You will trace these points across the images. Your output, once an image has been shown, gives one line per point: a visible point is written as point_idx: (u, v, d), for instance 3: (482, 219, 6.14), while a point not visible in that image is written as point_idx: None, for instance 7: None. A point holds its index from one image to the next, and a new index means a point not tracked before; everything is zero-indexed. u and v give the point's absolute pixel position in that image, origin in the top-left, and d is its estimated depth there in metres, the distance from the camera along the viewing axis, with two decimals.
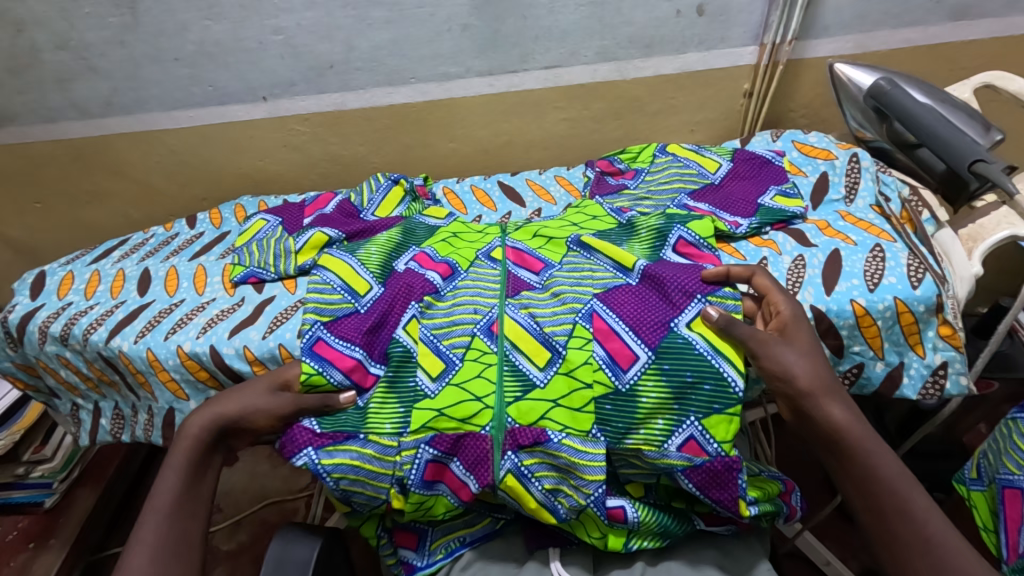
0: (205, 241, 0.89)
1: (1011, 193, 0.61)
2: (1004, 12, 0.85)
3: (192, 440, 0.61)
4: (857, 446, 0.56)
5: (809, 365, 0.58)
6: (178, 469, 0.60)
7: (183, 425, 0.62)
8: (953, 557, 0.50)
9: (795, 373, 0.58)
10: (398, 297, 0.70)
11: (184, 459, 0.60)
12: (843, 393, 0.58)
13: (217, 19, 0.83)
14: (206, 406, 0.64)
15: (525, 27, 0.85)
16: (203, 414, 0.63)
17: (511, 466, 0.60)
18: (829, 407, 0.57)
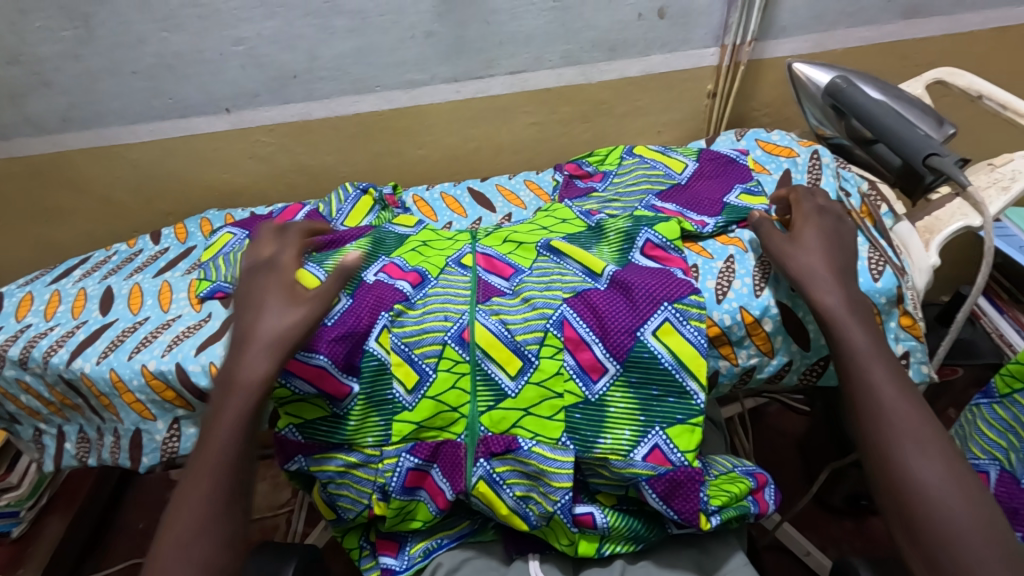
0: (170, 257, 0.87)
1: (964, 185, 0.63)
2: (952, 10, 0.88)
3: (241, 390, 0.58)
4: (836, 322, 0.58)
5: (811, 255, 0.62)
6: (226, 418, 0.57)
7: (229, 371, 0.60)
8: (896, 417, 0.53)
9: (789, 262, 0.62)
10: (367, 309, 0.68)
11: (233, 410, 0.57)
12: (836, 284, 0.60)
13: (175, 31, 0.82)
14: (245, 345, 0.61)
15: (490, 32, 0.85)
16: (246, 361, 0.60)
17: (483, 472, 0.64)
18: (816, 292, 0.60)
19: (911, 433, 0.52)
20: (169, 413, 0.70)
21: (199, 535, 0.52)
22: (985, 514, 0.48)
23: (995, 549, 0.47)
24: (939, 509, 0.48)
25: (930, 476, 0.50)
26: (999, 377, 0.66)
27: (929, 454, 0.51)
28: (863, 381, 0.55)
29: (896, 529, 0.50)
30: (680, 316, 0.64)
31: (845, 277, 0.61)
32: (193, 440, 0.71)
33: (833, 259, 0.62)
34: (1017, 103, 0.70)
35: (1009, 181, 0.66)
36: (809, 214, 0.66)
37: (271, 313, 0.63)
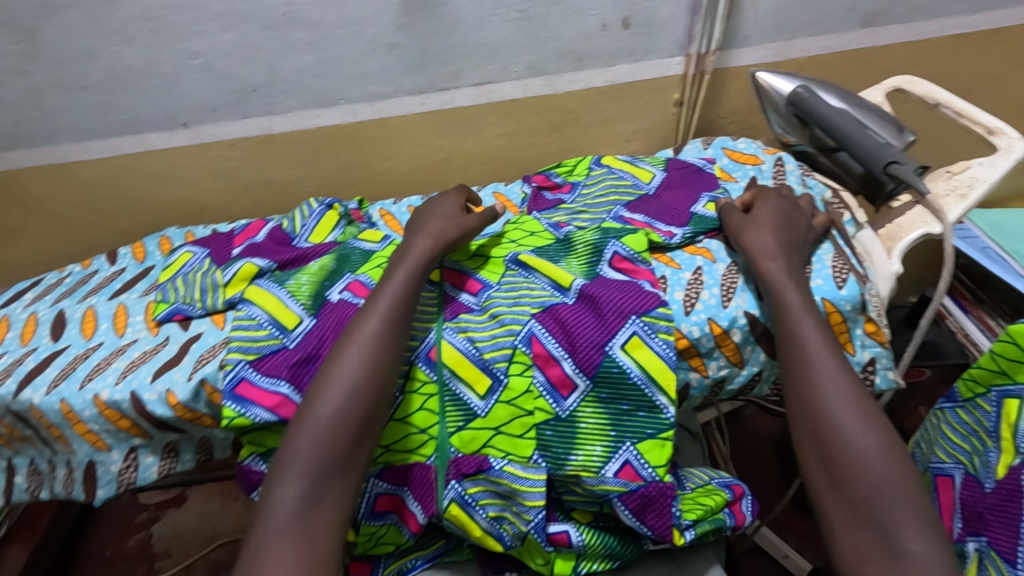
0: (127, 278, 0.84)
1: (923, 194, 0.64)
2: (909, 18, 0.89)
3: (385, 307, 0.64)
4: (775, 283, 0.63)
5: (763, 231, 0.67)
6: (371, 325, 0.63)
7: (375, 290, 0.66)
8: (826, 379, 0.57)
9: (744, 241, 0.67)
10: (330, 331, 0.67)
11: (375, 323, 0.63)
12: (786, 257, 0.65)
13: (126, 45, 0.79)
14: (392, 267, 0.68)
15: (453, 44, 0.84)
16: (395, 281, 0.66)
17: (454, 495, 0.62)
18: (766, 265, 0.64)
19: (835, 386, 0.57)
20: (125, 442, 0.68)
21: (333, 429, 0.58)
22: (896, 456, 0.53)
23: (903, 484, 0.52)
24: (856, 452, 0.54)
25: (849, 423, 0.55)
26: (961, 382, 0.66)
27: (849, 406, 0.56)
28: (795, 341, 0.60)
29: (817, 472, 0.55)
30: (648, 329, 0.64)
31: (790, 252, 0.65)
32: (153, 468, 0.69)
33: (782, 235, 0.67)
34: (972, 111, 0.72)
35: (967, 188, 0.67)
36: (764, 198, 0.71)
37: (419, 239, 0.70)
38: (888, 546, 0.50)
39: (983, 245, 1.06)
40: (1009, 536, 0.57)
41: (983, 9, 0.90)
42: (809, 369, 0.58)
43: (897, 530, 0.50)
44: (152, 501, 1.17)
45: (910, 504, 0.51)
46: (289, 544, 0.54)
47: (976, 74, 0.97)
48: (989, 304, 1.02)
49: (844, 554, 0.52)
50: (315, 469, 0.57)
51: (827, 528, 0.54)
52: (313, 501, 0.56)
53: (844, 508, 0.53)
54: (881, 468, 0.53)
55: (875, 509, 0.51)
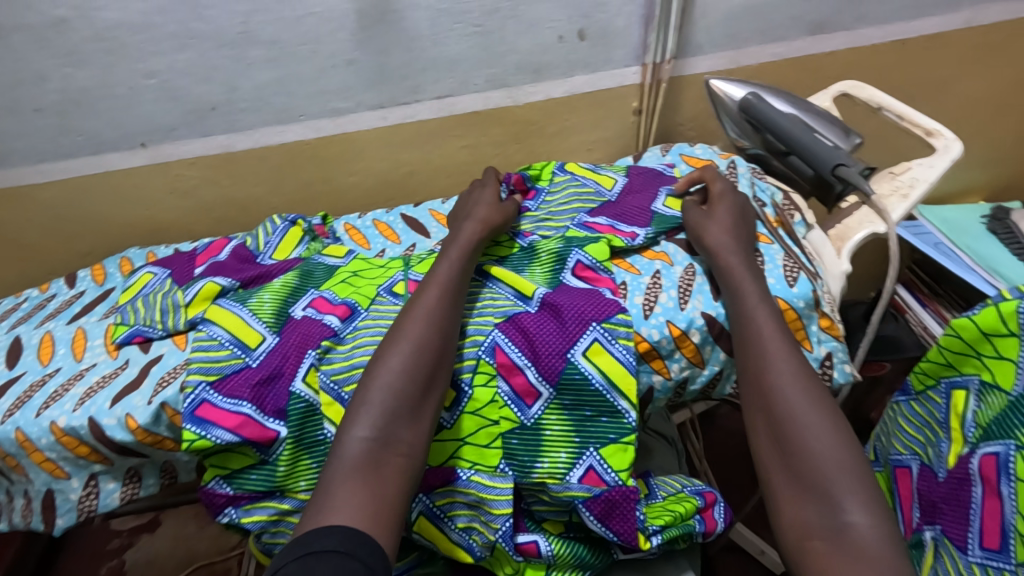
0: (86, 301, 0.82)
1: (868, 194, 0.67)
2: (854, 25, 0.93)
3: (445, 276, 0.67)
4: (731, 274, 0.65)
5: (723, 226, 0.69)
6: (434, 291, 0.65)
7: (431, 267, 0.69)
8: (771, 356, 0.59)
9: (704, 233, 0.69)
10: (293, 349, 0.65)
11: (435, 289, 0.65)
12: (745, 253, 0.67)
13: (79, 66, 0.78)
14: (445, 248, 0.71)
15: (412, 59, 0.85)
16: (451, 259, 0.69)
17: (422, 508, 0.63)
18: (727, 257, 0.66)
19: (786, 364, 0.58)
20: (84, 469, 0.66)
21: (403, 375, 0.59)
22: (842, 431, 0.54)
23: (848, 456, 0.52)
24: (804, 426, 0.54)
25: (797, 399, 0.56)
26: (914, 375, 0.68)
27: (797, 382, 0.57)
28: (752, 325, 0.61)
29: (766, 447, 0.56)
30: (608, 335, 0.64)
31: (746, 248, 0.68)
32: (115, 494, 0.68)
33: (740, 233, 0.69)
34: (913, 114, 0.74)
35: (908, 188, 0.69)
36: (725, 194, 0.72)
37: (465, 223, 0.74)
38: (833, 519, 0.50)
39: (936, 240, 1.10)
40: (960, 522, 0.58)
41: (923, 16, 0.94)
42: (763, 350, 0.59)
43: (841, 500, 0.50)
44: (125, 527, 1.11)
45: (854, 476, 0.51)
46: (359, 479, 0.53)
47: (922, 77, 1.01)
48: (945, 297, 1.08)
49: (788, 528, 0.52)
50: (382, 412, 0.57)
51: (773, 503, 0.53)
52: (384, 443, 0.56)
53: (790, 481, 0.53)
54: (827, 441, 0.53)
55: (820, 481, 0.51)
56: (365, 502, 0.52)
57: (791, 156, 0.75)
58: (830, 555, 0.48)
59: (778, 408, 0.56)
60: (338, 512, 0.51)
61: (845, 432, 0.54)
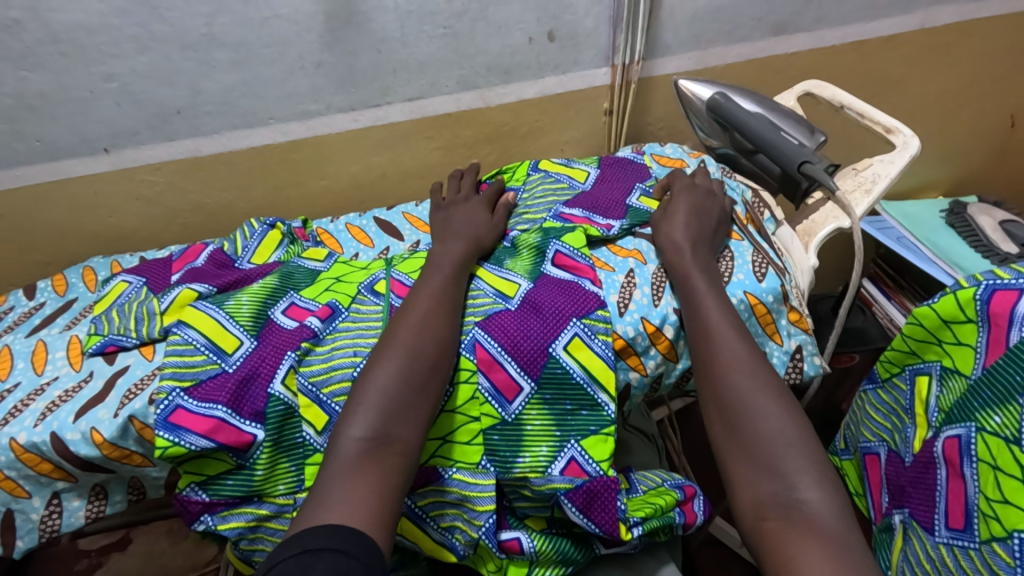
0: (47, 313, 0.79)
1: (833, 190, 0.68)
2: (815, 27, 0.95)
3: (437, 289, 0.66)
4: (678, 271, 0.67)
5: (677, 223, 0.70)
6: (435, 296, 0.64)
7: (421, 280, 0.68)
8: (721, 344, 0.61)
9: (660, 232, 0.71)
10: (271, 352, 0.64)
11: (431, 293, 0.66)
12: (693, 252, 0.68)
13: (36, 69, 0.76)
14: (438, 263, 0.70)
15: (381, 60, 0.85)
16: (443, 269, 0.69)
17: (405, 509, 0.62)
18: (670, 256, 0.68)
19: (733, 352, 0.60)
20: (47, 487, 0.64)
21: (396, 379, 0.58)
22: (789, 411, 0.56)
23: (797, 438, 0.54)
24: (752, 411, 0.56)
25: (745, 383, 0.58)
26: (880, 364, 0.71)
27: (743, 369, 0.59)
28: (702, 319, 0.63)
29: (720, 430, 0.57)
30: (588, 331, 0.65)
31: (698, 246, 0.69)
32: (80, 513, 0.66)
33: (691, 228, 0.70)
34: (872, 112, 0.76)
35: (871, 183, 0.71)
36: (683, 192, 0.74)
37: (453, 239, 0.73)
38: (786, 496, 0.51)
39: (898, 234, 1.14)
40: (927, 504, 0.59)
41: (879, 17, 0.97)
42: (712, 343, 0.61)
43: (793, 478, 0.51)
44: (95, 546, 0.96)
45: (804, 455, 0.53)
46: (354, 480, 0.52)
47: (880, 77, 1.05)
48: (908, 289, 1.12)
49: (743, 506, 0.52)
50: (377, 413, 0.57)
51: (729, 486, 0.54)
52: (381, 441, 0.55)
53: (743, 463, 0.54)
54: (775, 423, 0.55)
55: (771, 462, 0.53)
56: (360, 504, 0.51)
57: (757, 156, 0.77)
58: (784, 533, 0.49)
59: (726, 397, 0.58)
60: (333, 512, 0.50)
61: (793, 415, 0.56)
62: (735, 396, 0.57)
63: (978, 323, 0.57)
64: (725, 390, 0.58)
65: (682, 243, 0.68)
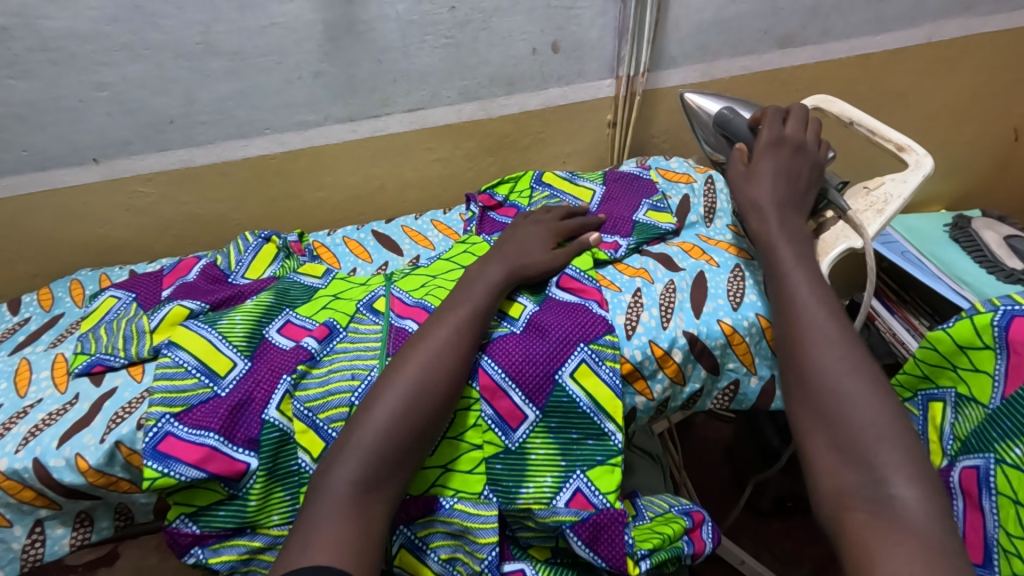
0: (32, 329, 0.77)
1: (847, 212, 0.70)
2: (821, 40, 0.94)
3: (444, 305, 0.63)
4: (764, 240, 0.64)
5: (761, 189, 0.67)
6: (437, 316, 0.62)
7: (458, 305, 0.62)
8: (811, 319, 0.57)
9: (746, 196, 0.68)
10: (266, 375, 0.61)
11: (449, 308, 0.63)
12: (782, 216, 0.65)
13: (24, 77, 0.73)
14: (471, 284, 0.65)
15: (382, 71, 0.82)
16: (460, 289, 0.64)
17: (404, 539, 0.60)
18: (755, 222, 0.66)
19: (822, 332, 0.56)
20: (28, 515, 0.61)
21: (394, 407, 0.55)
22: (884, 397, 0.52)
23: (891, 425, 0.50)
24: (843, 396, 0.52)
25: (833, 362, 0.54)
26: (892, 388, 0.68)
27: (833, 350, 0.55)
28: (791, 296, 0.60)
29: (805, 411, 0.54)
30: (596, 356, 0.63)
31: (785, 210, 0.66)
32: (64, 540, 0.63)
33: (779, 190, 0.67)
34: (883, 130, 0.75)
35: (884, 203, 0.70)
36: (769, 145, 0.69)
37: (494, 260, 0.68)
38: (876, 489, 0.48)
39: (903, 248, 1.12)
40: None
41: (886, 31, 0.95)
42: (798, 318, 0.58)
43: (885, 470, 0.48)
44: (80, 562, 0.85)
45: (899, 447, 0.49)
46: (347, 523, 0.50)
47: (886, 90, 1.04)
48: (911, 303, 1.09)
49: (827, 494, 0.50)
50: (381, 444, 0.54)
51: (811, 476, 0.52)
52: (372, 482, 0.52)
53: (828, 452, 0.51)
54: (867, 408, 0.51)
55: (859, 452, 0.49)
56: (351, 545, 0.49)
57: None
58: (869, 529, 0.46)
59: (814, 378, 0.54)
60: (323, 554, 0.47)
61: (887, 401, 0.52)
62: (824, 377, 0.54)
63: (996, 350, 0.56)
64: (812, 371, 0.54)
65: (768, 213, 0.66)
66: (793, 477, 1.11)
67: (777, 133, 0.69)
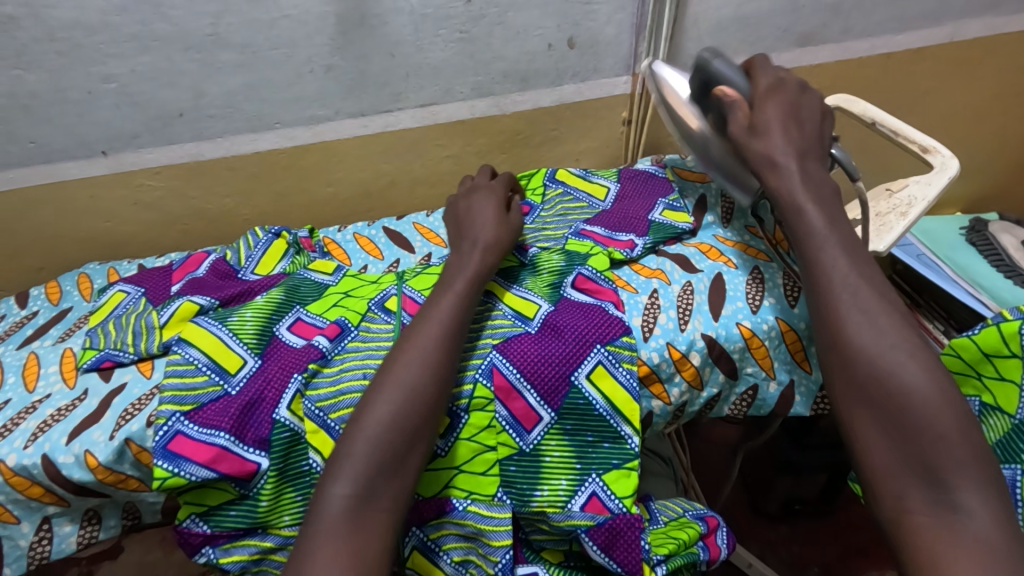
0: (40, 322, 0.76)
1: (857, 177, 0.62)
2: (841, 38, 0.93)
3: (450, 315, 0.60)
4: (788, 198, 0.58)
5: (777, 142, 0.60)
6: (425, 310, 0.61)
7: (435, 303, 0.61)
8: (853, 295, 0.53)
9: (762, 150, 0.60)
10: (277, 373, 0.61)
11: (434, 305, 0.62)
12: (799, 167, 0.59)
13: (30, 68, 0.72)
14: (449, 281, 0.63)
15: (394, 65, 0.81)
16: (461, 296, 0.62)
17: (416, 542, 0.60)
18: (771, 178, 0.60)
19: (865, 309, 0.52)
20: (37, 512, 0.60)
21: (407, 416, 0.54)
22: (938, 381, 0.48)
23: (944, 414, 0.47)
24: (902, 385, 0.49)
25: (875, 346, 0.50)
26: None
27: (876, 329, 0.51)
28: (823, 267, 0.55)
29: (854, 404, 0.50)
30: (613, 358, 0.62)
31: (805, 160, 0.60)
32: (71, 538, 0.62)
33: (793, 139, 0.60)
34: (907, 130, 0.74)
35: (906, 206, 0.68)
36: (771, 90, 0.63)
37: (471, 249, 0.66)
38: (937, 493, 0.45)
39: (918, 251, 1.11)
40: None
41: (908, 30, 0.94)
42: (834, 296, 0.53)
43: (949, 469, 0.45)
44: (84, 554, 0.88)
45: (958, 440, 0.46)
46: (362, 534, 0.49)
47: (905, 91, 1.02)
48: (926, 307, 1.08)
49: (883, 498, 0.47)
50: (396, 454, 0.53)
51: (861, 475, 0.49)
52: (386, 492, 0.52)
53: (882, 448, 0.48)
54: (927, 399, 0.48)
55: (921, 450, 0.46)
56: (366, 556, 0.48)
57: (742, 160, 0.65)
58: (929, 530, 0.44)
59: (863, 364, 0.50)
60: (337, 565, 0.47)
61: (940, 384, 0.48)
62: (879, 363, 0.50)
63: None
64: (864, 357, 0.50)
65: (789, 155, 0.59)
66: (803, 481, 1.10)
67: (780, 83, 0.64)
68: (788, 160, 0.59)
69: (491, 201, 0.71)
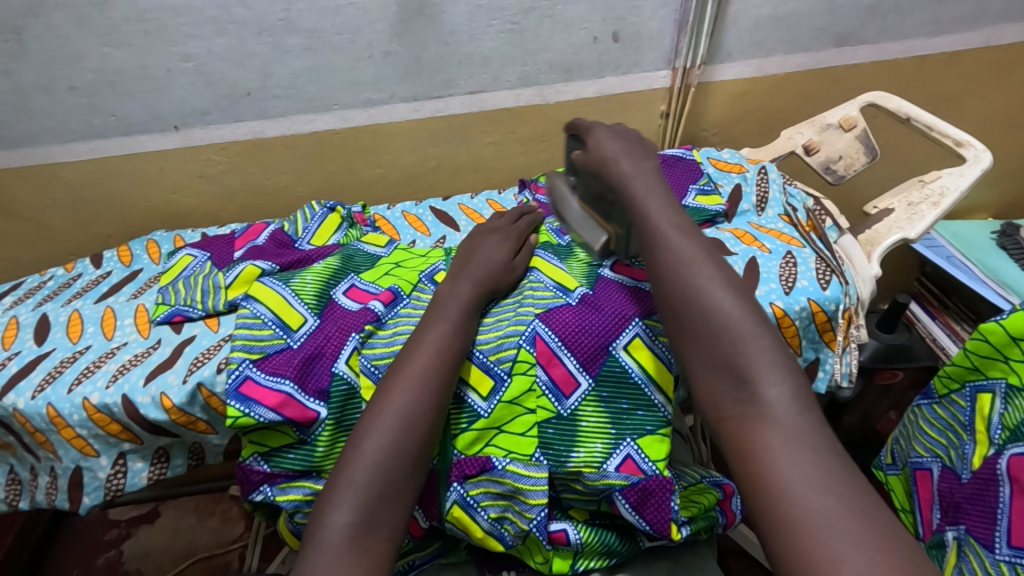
0: (114, 281, 0.82)
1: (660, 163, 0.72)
2: (878, 39, 0.95)
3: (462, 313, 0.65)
4: (632, 181, 0.67)
5: (608, 145, 0.70)
6: (457, 294, 0.67)
7: (444, 312, 0.65)
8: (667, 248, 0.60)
9: (603, 151, 0.70)
10: (336, 332, 0.65)
11: (464, 283, 0.68)
12: (637, 155, 0.69)
13: (118, 46, 0.78)
14: (440, 305, 0.66)
15: (447, 53, 0.86)
16: (464, 301, 0.67)
17: (457, 496, 0.62)
18: (619, 163, 0.68)
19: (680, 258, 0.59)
20: (114, 447, 0.66)
21: None
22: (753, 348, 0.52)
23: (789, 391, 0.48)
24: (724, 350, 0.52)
25: (724, 335, 0.53)
26: (937, 378, 0.65)
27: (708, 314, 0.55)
28: (649, 228, 0.63)
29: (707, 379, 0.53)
30: (649, 331, 0.66)
31: (637, 152, 0.70)
32: (143, 473, 0.67)
33: (625, 141, 0.71)
34: (940, 125, 0.77)
35: (938, 196, 0.72)
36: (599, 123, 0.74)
37: (456, 281, 0.69)
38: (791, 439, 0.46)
39: (948, 253, 1.12)
40: (986, 522, 0.54)
41: (945, 33, 0.96)
42: (671, 249, 0.60)
43: None
44: (123, 518, 1.18)
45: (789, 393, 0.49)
46: None
47: (940, 94, 1.04)
48: (955, 309, 1.10)
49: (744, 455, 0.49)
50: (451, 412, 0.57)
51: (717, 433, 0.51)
52: None
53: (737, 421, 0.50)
54: (749, 352, 0.51)
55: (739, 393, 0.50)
56: None
57: (606, 199, 0.72)
58: (745, 434, 0.48)
59: (676, 304, 0.57)
60: None
61: (782, 355, 0.51)
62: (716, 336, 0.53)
63: None
64: (678, 298, 0.57)
65: (621, 156, 0.69)
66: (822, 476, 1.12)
67: (615, 124, 0.74)
68: (622, 160, 0.68)
69: (482, 239, 0.75)
